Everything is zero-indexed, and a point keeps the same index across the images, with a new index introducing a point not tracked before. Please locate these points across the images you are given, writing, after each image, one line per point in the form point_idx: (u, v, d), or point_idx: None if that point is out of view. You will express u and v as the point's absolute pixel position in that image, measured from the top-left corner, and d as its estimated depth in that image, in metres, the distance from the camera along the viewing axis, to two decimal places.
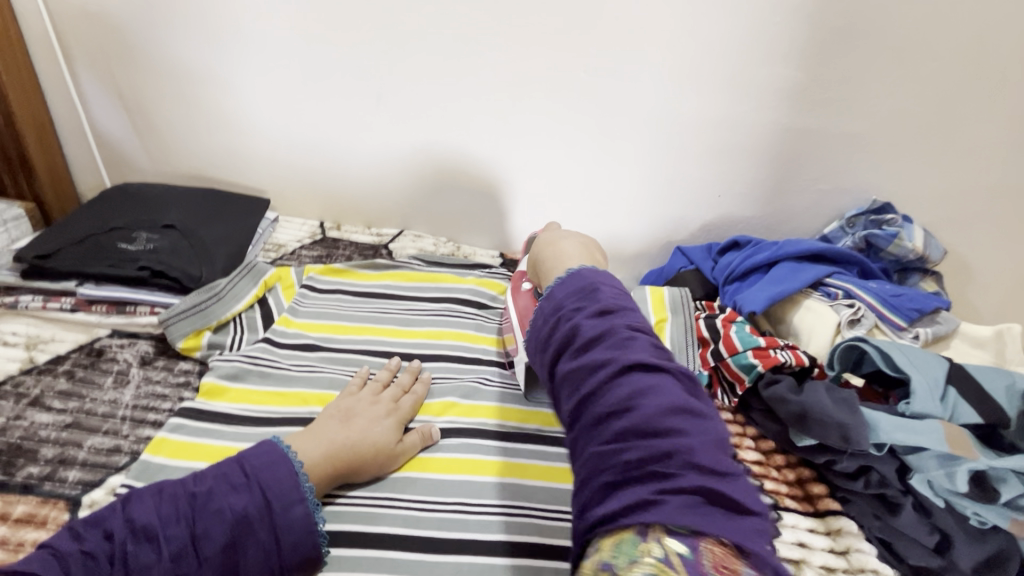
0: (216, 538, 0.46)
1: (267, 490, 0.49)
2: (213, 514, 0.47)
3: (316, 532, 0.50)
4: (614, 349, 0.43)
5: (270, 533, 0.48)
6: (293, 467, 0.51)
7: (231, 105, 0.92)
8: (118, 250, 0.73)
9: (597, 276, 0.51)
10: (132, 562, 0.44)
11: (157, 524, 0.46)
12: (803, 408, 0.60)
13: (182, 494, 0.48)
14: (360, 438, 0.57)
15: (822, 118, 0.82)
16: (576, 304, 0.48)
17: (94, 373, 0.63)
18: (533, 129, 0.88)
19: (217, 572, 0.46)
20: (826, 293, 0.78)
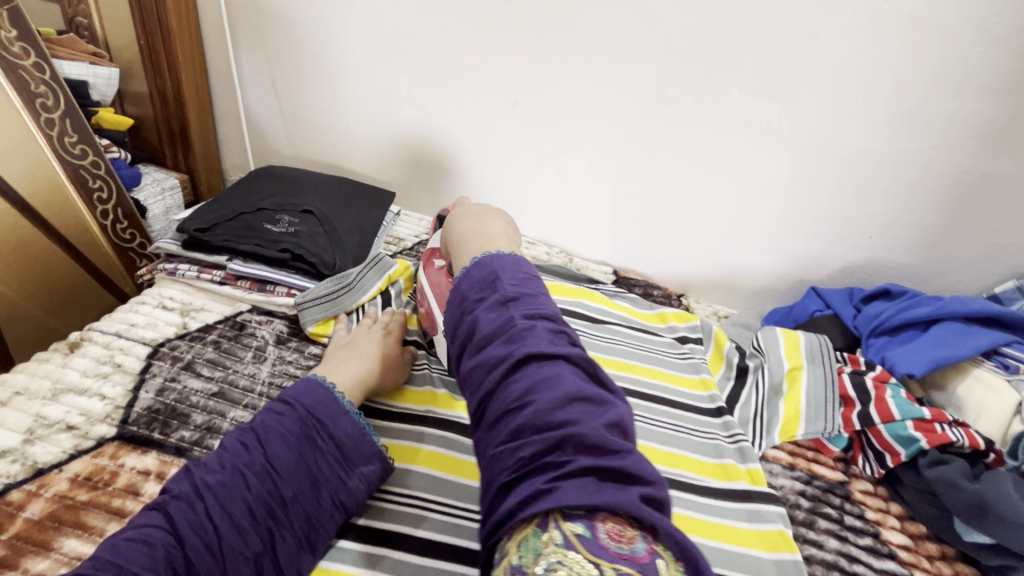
0: (286, 454, 0.51)
1: (311, 410, 0.55)
2: (272, 435, 0.52)
3: (369, 434, 0.56)
4: (510, 343, 0.42)
5: (330, 442, 0.54)
6: (331, 392, 0.57)
7: (370, 98, 0.95)
8: (264, 230, 0.77)
9: (503, 266, 0.48)
10: (215, 488, 0.48)
11: (229, 455, 0.50)
12: (981, 499, 0.53)
13: (240, 431, 0.53)
14: (378, 363, 0.63)
15: (1019, 163, 0.71)
16: (477, 296, 0.46)
17: (237, 346, 0.67)
18: (670, 147, 0.84)
19: (298, 481, 0.51)
20: (1002, 363, 0.67)
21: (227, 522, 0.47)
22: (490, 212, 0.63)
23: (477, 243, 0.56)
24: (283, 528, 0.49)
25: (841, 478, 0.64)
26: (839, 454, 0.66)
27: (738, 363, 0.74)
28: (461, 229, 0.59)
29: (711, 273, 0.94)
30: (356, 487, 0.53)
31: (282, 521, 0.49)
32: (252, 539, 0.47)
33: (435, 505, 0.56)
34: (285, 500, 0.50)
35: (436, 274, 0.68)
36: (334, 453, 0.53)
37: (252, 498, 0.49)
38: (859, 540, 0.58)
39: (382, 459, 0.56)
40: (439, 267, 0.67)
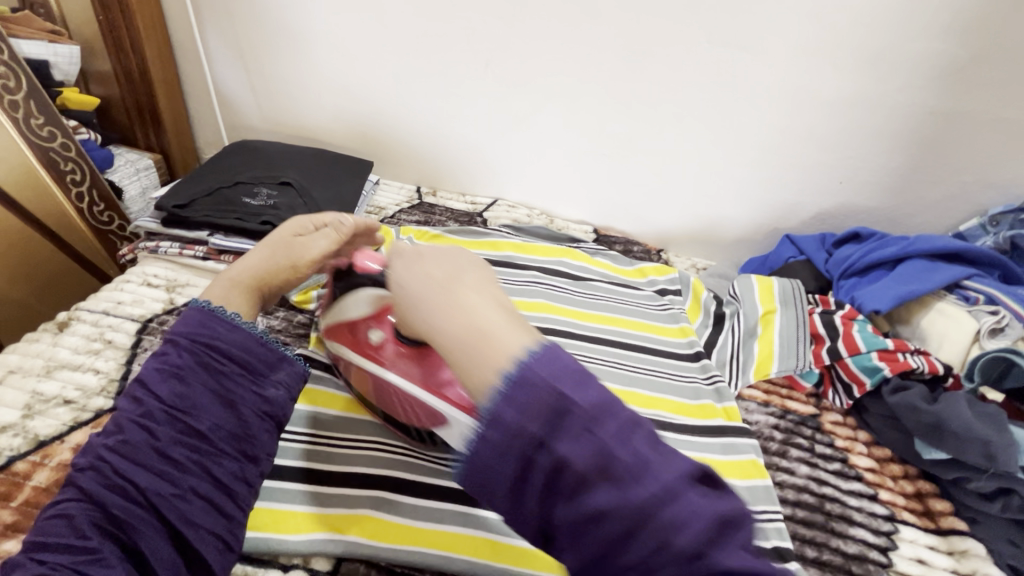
0: (182, 387, 0.46)
1: (195, 337, 0.49)
2: (158, 374, 0.46)
3: (269, 344, 0.52)
4: (550, 435, 0.32)
5: (230, 363, 0.49)
6: (212, 314, 0.50)
7: (340, 66, 0.94)
8: (242, 204, 0.77)
9: (543, 369, 0.33)
10: (121, 446, 0.43)
11: (123, 412, 0.45)
12: (937, 419, 0.56)
13: (132, 388, 0.48)
14: (256, 257, 0.58)
15: (980, 101, 0.73)
16: (532, 428, 0.32)
17: None
18: (644, 100, 0.84)
19: (207, 408, 0.46)
20: (963, 296, 0.70)
21: (144, 472, 0.43)
22: (458, 262, 0.41)
23: (477, 338, 0.35)
24: (212, 453, 0.46)
25: (812, 412, 0.68)
26: (810, 390, 0.70)
27: (715, 311, 0.77)
28: (409, 285, 0.39)
29: (689, 226, 0.95)
30: (277, 395, 0.50)
31: (203, 448, 0.45)
32: (182, 478, 0.44)
33: (425, 454, 0.58)
34: (199, 429, 0.45)
35: (375, 350, 0.56)
36: (236, 369, 0.49)
37: (161, 441, 0.44)
38: (828, 465, 0.62)
39: (291, 361, 0.53)
40: (382, 340, 0.56)
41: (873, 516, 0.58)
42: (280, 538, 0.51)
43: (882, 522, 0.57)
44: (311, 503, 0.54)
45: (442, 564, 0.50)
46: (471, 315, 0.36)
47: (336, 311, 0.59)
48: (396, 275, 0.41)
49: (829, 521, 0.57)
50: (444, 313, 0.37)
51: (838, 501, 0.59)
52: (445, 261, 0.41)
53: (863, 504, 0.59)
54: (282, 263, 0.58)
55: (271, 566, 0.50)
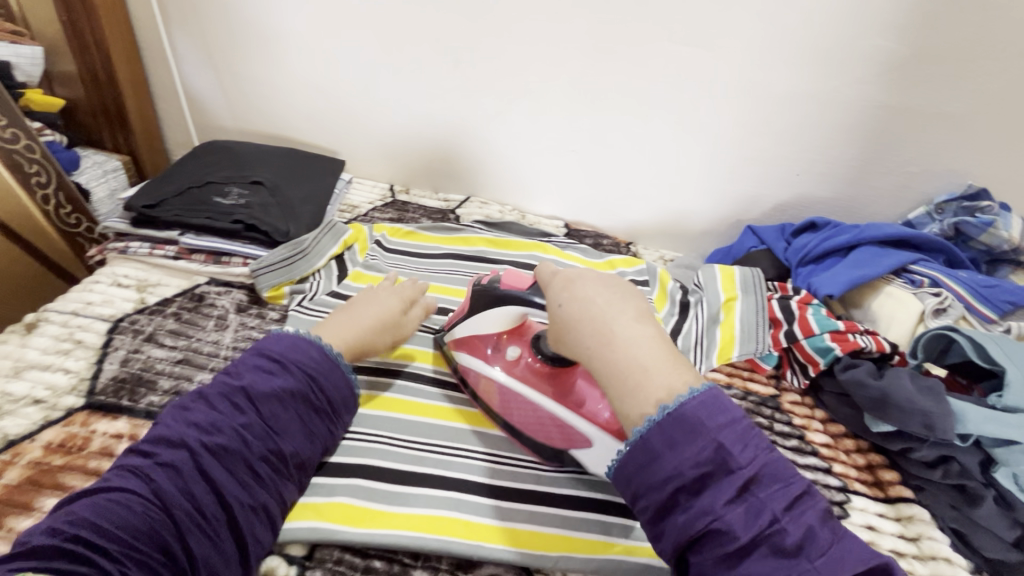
0: (281, 412, 0.53)
1: (302, 367, 0.56)
2: (267, 393, 0.53)
3: (354, 388, 0.59)
4: (691, 466, 0.43)
5: (322, 399, 0.56)
6: (319, 347, 0.58)
7: (310, 65, 0.95)
8: (214, 204, 0.78)
9: (697, 408, 0.44)
10: (217, 450, 0.49)
11: (223, 418, 0.51)
12: (882, 393, 0.59)
13: (229, 391, 0.53)
14: (371, 313, 0.64)
15: (922, 95, 0.77)
16: (688, 474, 0.43)
17: (197, 316, 0.68)
18: (609, 96, 0.86)
19: (295, 437, 0.53)
20: (910, 280, 0.75)
21: (230, 480, 0.48)
22: (579, 277, 0.53)
23: (632, 376, 0.46)
24: (284, 476, 0.52)
25: (772, 392, 0.71)
26: (770, 371, 0.73)
27: (680, 299, 0.80)
28: (568, 303, 0.51)
29: (656, 220, 0.98)
30: (340, 434, 0.58)
31: (282, 470, 0.52)
32: (259, 494, 0.50)
33: (397, 442, 0.60)
34: (286, 454, 0.52)
35: (508, 364, 0.62)
36: (325, 407, 0.56)
37: (253, 457, 0.50)
38: (786, 442, 0.65)
39: (357, 403, 0.60)
40: (519, 356, 0.62)
41: (827, 487, 0.61)
42: None
43: (835, 493, 0.61)
44: None
45: (412, 543, 0.51)
46: (602, 321, 0.49)
47: (468, 324, 0.63)
48: (550, 280, 0.55)
49: None
50: (574, 312, 0.50)
51: None
52: (605, 290, 0.52)
53: (818, 477, 0.62)
54: (388, 329, 0.65)
55: None
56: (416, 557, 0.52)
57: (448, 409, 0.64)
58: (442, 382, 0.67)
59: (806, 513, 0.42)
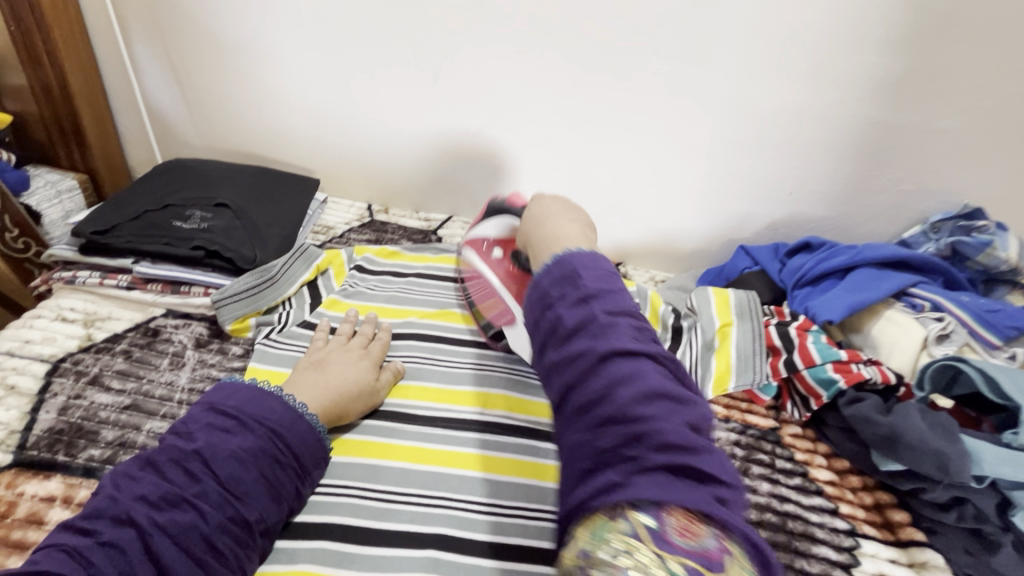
0: (241, 475, 0.47)
1: (262, 421, 0.50)
2: (224, 453, 0.47)
3: (322, 437, 0.54)
4: (593, 338, 0.40)
5: (287, 453, 0.51)
6: (279, 398, 0.53)
7: (280, 79, 0.90)
8: (173, 229, 0.72)
9: (582, 262, 0.46)
10: (168, 525, 0.43)
11: (175, 487, 0.45)
12: (891, 431, 0.56)
13: (180, 456, 0.47)
14: (341, 379, 0.59)
15: (915, 112, 0.75)
16: (560, 293, 0.44)
17: (150, 354, 0.62)
18: (593, 113, 0.83)
19: (259, 501, 0.48)
20: (910, 303, 0.72)
21: (186, 560, 0.43)
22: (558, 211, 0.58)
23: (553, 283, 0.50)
24: (249, 544, 0.46)
25: (772, 425, 0.67)
26: (770, 402, 0.69)
27: (674, 323, 0.75)
28: (545, 229, 0.55)
29: (646, 239, 0.95)
30: (307, 490, 0.53)
31: (245, 538, 0.46)
32: (220, 572, 0.44)
33: (369, 492, 0.55)
34: (249, 521, 0.46)
35: (495, 264, 0.67)
36: (292, 463, 0.51)
37: (211, 529, 0.44)
38: (789, 480, 0.61)
39: (327, 454, 0.55)
40: (501, 257, 0.66)
41: (834, 531, 0.57)
42: None
43: (843, 537, 0.57)
44: None
45: None
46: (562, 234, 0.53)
47: (478, 226, 0.71)
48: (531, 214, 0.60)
49: (791, 540, 0.56)
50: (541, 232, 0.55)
51: (799, 518, 0.58)
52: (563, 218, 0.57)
53: (825, 520, 0.58)
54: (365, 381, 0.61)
55: None
56: None
57: (430, 450, 0.58)
58: (420, 419, 0.61)
59: (675, 407, 0.38)
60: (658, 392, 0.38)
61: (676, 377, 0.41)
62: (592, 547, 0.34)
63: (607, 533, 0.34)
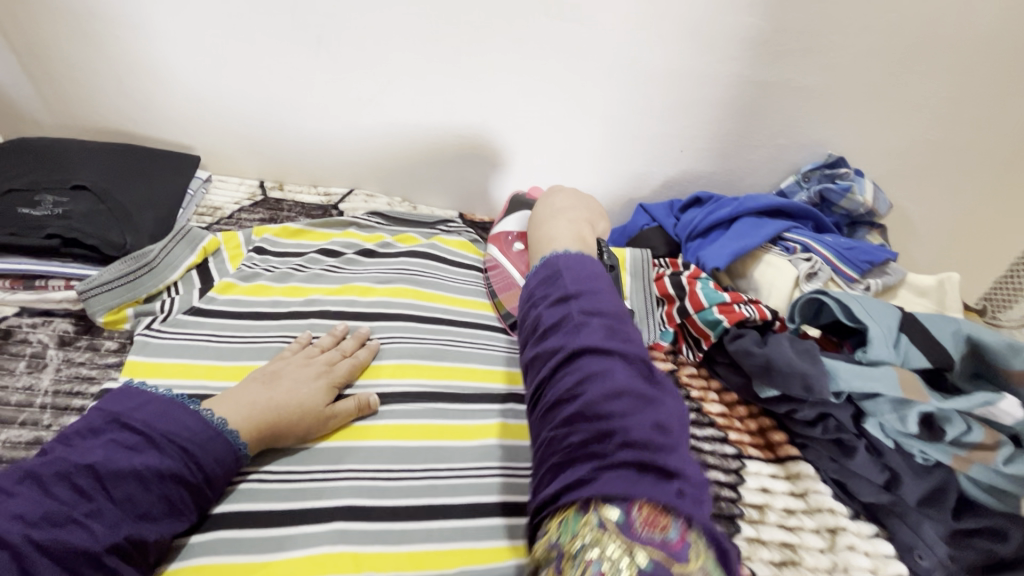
0: (142, 497, 0.42)
1: (174, 438, 0.45)
2: (126, 470, 0.42)
3: (241, 456, 0.48)
4: (568, 335, 0.47)
5: (198, 473, 0.45)
6: (198, 415, 0.47)
7: (140, 46, 0.81)
8: (18, 216, 0.64)
9: (569, 265, 0.54)
10: (49, 547, 0.37)
11: (62, 506, 0.39)
12: (767, 360, 0.61)
13: (70, 470, 0.41)
14: (289, 396, 0.52)
15: (783, 70, 0.80)
16: (546, 293, 0.52)
17: (3, 358, 0.56)
18: (488, 78, 0.82)
19: (159, 522, 0.42)
20: (785, 248, 0.79)
21: None
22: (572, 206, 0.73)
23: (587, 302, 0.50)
24: (142, 564, 0.41)
25: (671, 368, 0.72)
26: (668, 347, 0.74)
27: None
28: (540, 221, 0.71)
29: None
30: (215, 504, 0.47)
31: (137, 560, 0.41)
32: None
33: (269, 475, 0.50)
34: (146, 542, 0.41)
35: (517, 257, 0.75)
36: (203, 482, 0.45)
37: (103, 551, 0.39)
38: None
39: (242, 459, 0.49)
40: (524, 252, 0.75)
41: (724, 456, 0.62)
42: None
43: (731, 461, 0.62)
44: None
45: None
46: (553, 228, 0.69)
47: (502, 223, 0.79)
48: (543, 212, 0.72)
49: None
50: (541, 231, 0.68)
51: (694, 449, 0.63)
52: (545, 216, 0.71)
53: (716, 448, 0.63)
54: (317, 403, 0.54)
55: None
56: None
57: (377, 427, 0.56)
58: None
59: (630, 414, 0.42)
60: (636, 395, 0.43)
61: (653, 379, 0.46)
62: (561, 538, 0.39)
63: (578, 527, 0.39)
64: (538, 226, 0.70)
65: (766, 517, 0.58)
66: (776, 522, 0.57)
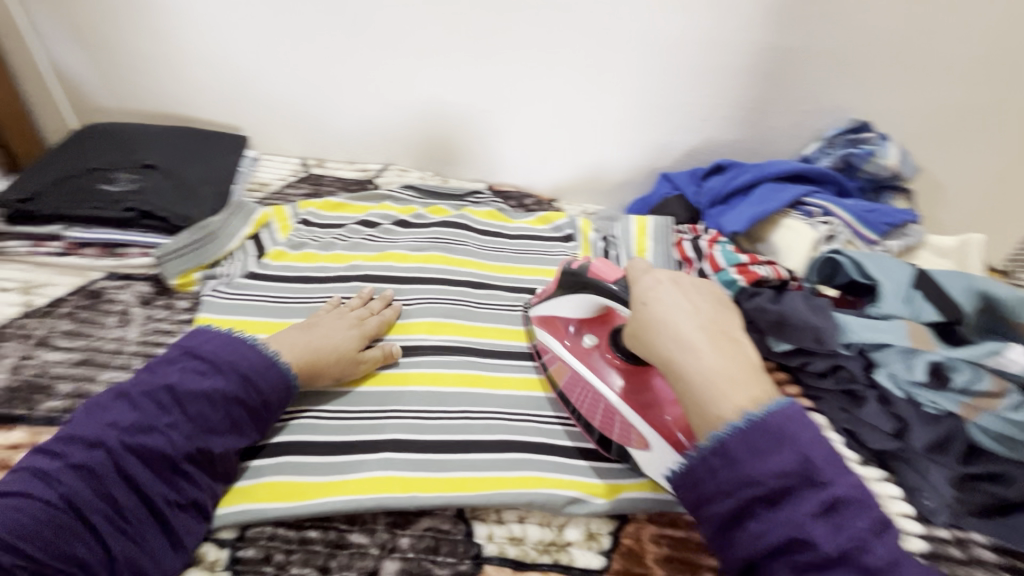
0: (209, 413, 0.49)
1: (235, 366, 0.51)
2: (196, 391, 0.49)
3: (292, 385, 0.55)
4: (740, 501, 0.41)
5: (254, 396, 0.52)
6: (251, 347, 0.54)
7: (194, 35, 0.88)
8: (100, 192, 0.72)
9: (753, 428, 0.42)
10: (136, 449, 0.46)
11: (146, 417, 0.47)
12: (780, 315, 0.65)
13: (153, 389, 0.49)
14: (325, 340, 0.59)
15: (806, 35, 0.81)
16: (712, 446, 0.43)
17: (96, 314, 0.64)
18: (514, 53, 0.86)
19: (227, 436, 0.50)
20: (805, 211, 0.81)
21: (154, 479, 0.46)
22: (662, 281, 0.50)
23: (711, 395, 0.43)
24: (221, 468, 0.49)
25: None
26: None
27: (603, 250, 0.84)
28: (653, 301, 0.48)
29: (577, 174, 1.00)
30: (271, 422, 0.54)
31: (211, 466, 0.49)
32: (188, 488, 0.47)
33: (325, 414, 0.57)
34: (213, 453, 0.48)
35: (583, 350, 0.59)
36: (259, 403, 0.52)
37: (179, 455, 0.47)
38: None
39: (292, 386, 0.55)
40: (596, 345, 0.59)
41: None
42: None
43: None
44: None
45: (347, 507, 0.49)
46: (672, 317, 0.46)
47: (550, 304, 0.62)
48: (642, 277, 0.51)
49: None
50: (652, 317, 0.47)
51: None
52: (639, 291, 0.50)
53: None
54: (346, 350, 0.60)
55: None
56: (352, 521, 0.50)
57: (413, 375, 0.62)
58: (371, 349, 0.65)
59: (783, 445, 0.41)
60: (784, 427, 0.41)
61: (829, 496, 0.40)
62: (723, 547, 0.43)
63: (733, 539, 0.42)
64: (666, 329, 0.46)
65: None
66: None
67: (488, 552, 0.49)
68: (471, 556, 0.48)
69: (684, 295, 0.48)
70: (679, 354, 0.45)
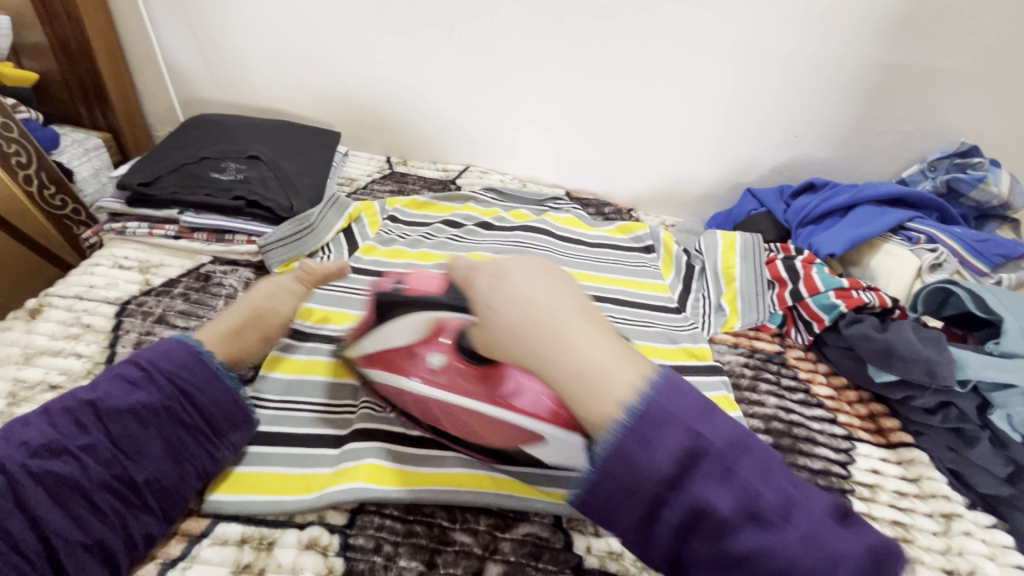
0: (180, 400, 0.52)
1: (172, 381, 0.52)
2: (168, 376, 0.52)
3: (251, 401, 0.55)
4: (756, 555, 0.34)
5: (220, 388, 0.54)
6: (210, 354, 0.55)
7: (297, 32, 0.91)
8: (211, 180, 0.76)
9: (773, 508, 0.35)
10: (113, 426, 0.49)
11: (62, 437, 0.47)
12: (887, 345, 0.63)
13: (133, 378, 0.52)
14: None
15: (919, 52, 0.78)
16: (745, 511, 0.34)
17: (206, 296, 0.68)
18: (608, 60, 0.85)
19: (152, 463, 0.49)
20: (907, 237, 0.77)
21: (135, 457, 0.48)
22: (549, 282, 0.41)
23: (596, 381, 0.36)
24: (135, 509, 0.47)
25: (778, 349, 0.73)
26: (775, 330, 0.75)
27: (686, 264, 0.82)
28: (517, 295, 0.39)
29: (657, 185, 0.99)
30: (243, 431, 0.54)
31: (129, 501, 0.47)
32: (161, 468, 0.49)
33: None
34: (134, 481, 0.48)
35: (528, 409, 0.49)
36: (225, 398, 0.54)
37: (91, 484, 0.46)
38: (793, 395, 0.68)
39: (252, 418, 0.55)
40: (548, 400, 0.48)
41: (833, 436, 0.64)
42: (262, 498, 0.51)
43: (841, 441, 0.63)
44: (322, 465, 0.54)
45: (452, 503, 0.51)
46: (522, 299, 0.39)
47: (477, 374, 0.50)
48: (471, 274, 0.43)
49: (796, 443, 0.62)
50: (508, 309, 0.39)
51: (803, 426, 0.64)
52: (496, 274, 0.41)
53: (824, 427, 0.64)
54: None
55: (288, 527, 0.49)
56: (454, 519, 0.51)
57: None
58: None
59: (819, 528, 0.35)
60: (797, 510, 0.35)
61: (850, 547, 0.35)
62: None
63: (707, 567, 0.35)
64: (526, 310, 0.38)
65: (877, 496, 0.58)
66: (888, 501, 0.58)
67: (588, 563, 0.49)
68: (571, 566, 0.48)
69: (530, 276, 0.41)
70: (558, 346, 0.37)
